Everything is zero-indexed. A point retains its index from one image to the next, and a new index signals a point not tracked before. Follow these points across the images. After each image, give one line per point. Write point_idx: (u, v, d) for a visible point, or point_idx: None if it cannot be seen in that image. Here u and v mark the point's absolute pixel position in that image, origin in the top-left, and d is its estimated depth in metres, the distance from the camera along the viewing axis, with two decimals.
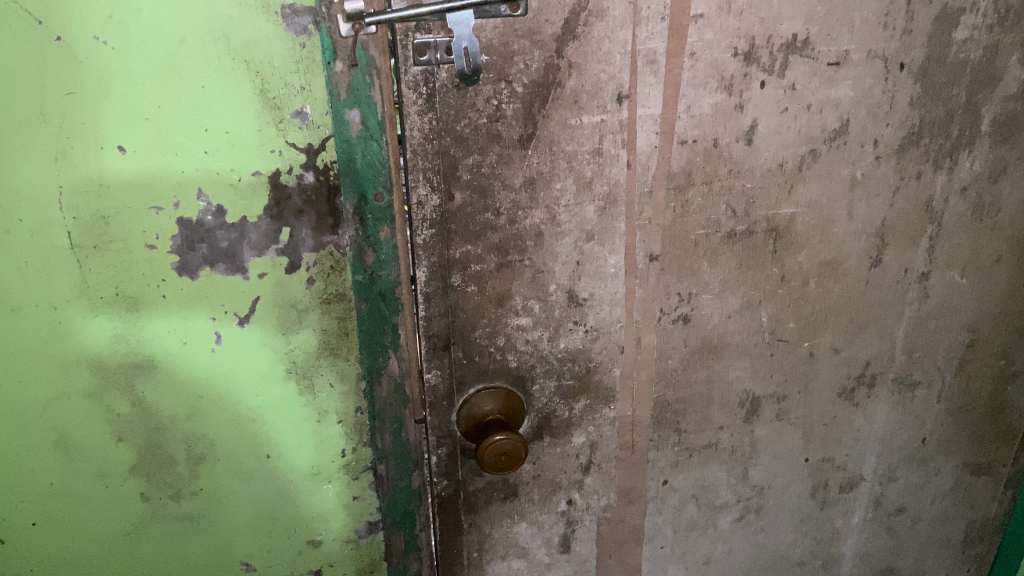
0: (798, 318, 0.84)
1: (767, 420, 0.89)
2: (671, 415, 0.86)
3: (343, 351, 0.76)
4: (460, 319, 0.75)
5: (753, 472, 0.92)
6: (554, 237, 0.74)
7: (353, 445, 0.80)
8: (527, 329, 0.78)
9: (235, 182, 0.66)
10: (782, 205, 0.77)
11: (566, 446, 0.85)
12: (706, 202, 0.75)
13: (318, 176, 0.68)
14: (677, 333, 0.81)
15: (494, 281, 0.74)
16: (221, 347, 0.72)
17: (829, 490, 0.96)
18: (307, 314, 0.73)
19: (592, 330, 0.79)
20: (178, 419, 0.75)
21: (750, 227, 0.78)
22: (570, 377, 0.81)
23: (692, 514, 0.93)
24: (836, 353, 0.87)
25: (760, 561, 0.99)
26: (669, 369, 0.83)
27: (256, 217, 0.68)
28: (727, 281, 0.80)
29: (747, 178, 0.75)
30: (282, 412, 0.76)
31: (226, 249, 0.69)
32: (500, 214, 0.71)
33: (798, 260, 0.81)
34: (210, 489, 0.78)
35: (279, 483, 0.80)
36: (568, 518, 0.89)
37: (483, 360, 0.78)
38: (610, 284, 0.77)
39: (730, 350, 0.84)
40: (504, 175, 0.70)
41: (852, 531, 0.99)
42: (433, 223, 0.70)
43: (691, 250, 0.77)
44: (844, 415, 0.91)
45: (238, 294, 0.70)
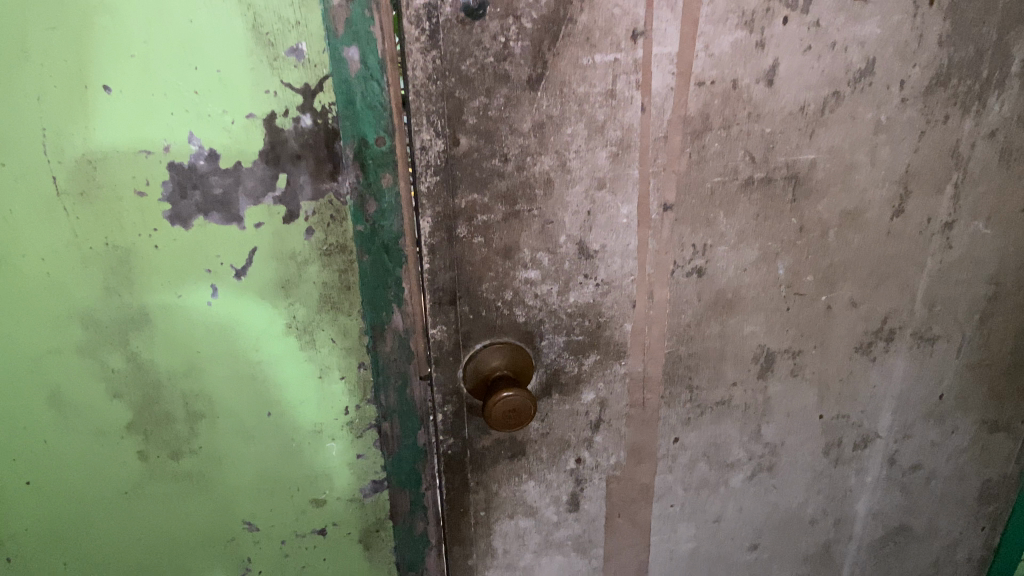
0: (815, 270, 0.81)
1: (782, 376, 0.87)
2: (684, 371, 0.84)
3: (345, 306, 0.72)
4: (466, 272, 0.72)
5: (767, 429, 0.90)
6: (564, 186, 0.70)
7: (356, 403, 0.77)
8: (536, 282, 0.74)
9: (229, 126, 0.63)
10: (802, 150, 0.74)
11: (576, 403, 0.82)
12: (723, 147, 0.72)
13: (315, 120, 0.65)
14: (692, 286, 0.78)
15: (501, 232, 0.71)
16: (218, 301, 0.69)
17: (844, 448, 0.93)
18: (307, 267, 0.70)
19: (603, 284, 0.76)
20: (175, 375, 0.72)
21: (769, 174, 0.74)
22: (579, 332, 0.79)
23: (703, 472, 0.91)
24: (855, 307, 0.84)
25: (772, 520, 0.97)
26: (683, 324, 0.81)
27: (251, 163, 0.65)
28: (744, 232, 0.77)
29: (766, 123, 0.71)
30: (282, 367, 0.74)
31: (221, 196, 0.65)
32: (508, 160, 0.68)
33: (817, 209, 0.78)
34: (210, 447, 0.76)
35: (280, 440, 0.77)
36: (577, 477, 0.87)
37: (490, 315, 0.75)
38: (622, 235, 0.74)
39: (745, 304, 0.81)
40: (512, 119, 0.66)
41: (865, 489, 0.97)
42: (438, 170, 0.67)
43: (707, 199, 0.74)
44: (861, 371, 0.88)
45: (234, 245, 0.67)
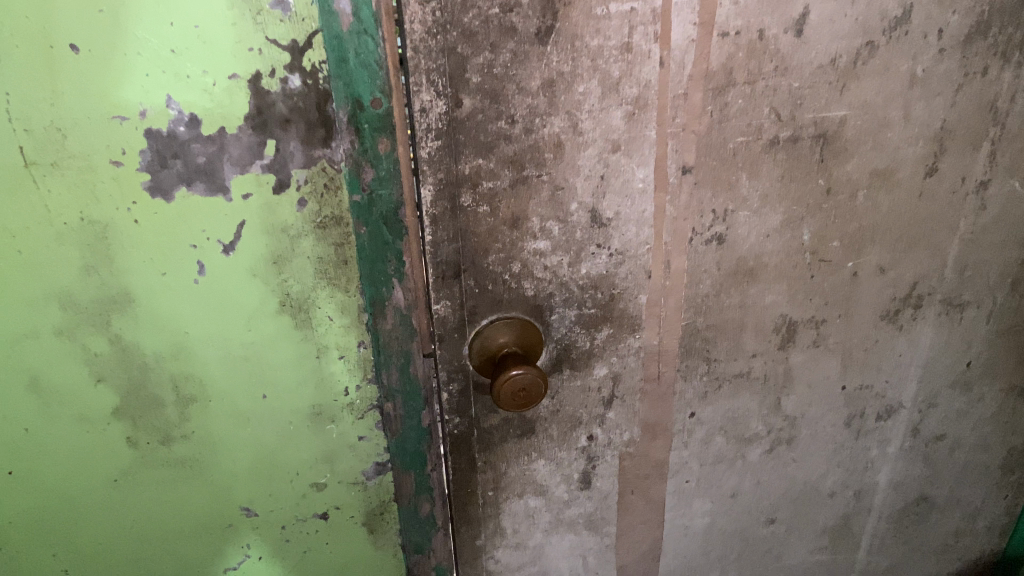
0: (842, 235, 0.76)
1: (804, 346, 0.82)
2: (701, 344, 0.79)
3: (342, 282, 0.67)
4: (471, 243, 0.68)
5: (787, 402, 0.86)
6: (575, 149, 0.65)
7: (357, 383, 0.73)
8: (545, 253, 0.70)
9: (210, 88, 0.57)
10: (832, 106, 0.69)
11: (588, 379, 0.78)
12: (747, 104, 0.67)
13: (305, 80, 0.59)
14: (711, 254, 0.74)
15: (509, 200, 0.66)
16: (205, 278, 0.64)
17: (866, 419, 0.89)
18: (299, 241, 0.65)
19: (617, 254, 0.72)
20: (163, 357, 0.67)
21: (795, 133, 0.69)
22: (591, 305, 0.74)
23: (720, 447, 0.87)
24: (882, 273, 0.79)
25: (790, 494, 0.93)
26: (701, 295, 0.76)
27: (236, 128, 0.59)
28: (767, 196, 0.72)
29: (794, 76, 0.66)
30: (277, 348, 0.69)
31: (205, 165, 0.60)
32: (515, 122, 0.63)
33: (846, 170, 0.72)
34: (203, 433, 0.71)
35: (278, 424, 0.72)
36: (589, 454, 0.83)
37: (497, 289, 0.71)
38: (637, 201, 0.69)
39: (766, 272, 0.76)
40: (519, 77, 0.61)
41: (887, 460, 0.94)
42: (439, 134, 0.62)
43: (729, 160, 0.69)
44: (887, 339, 0.84)
45: (221, 218, 0.62)
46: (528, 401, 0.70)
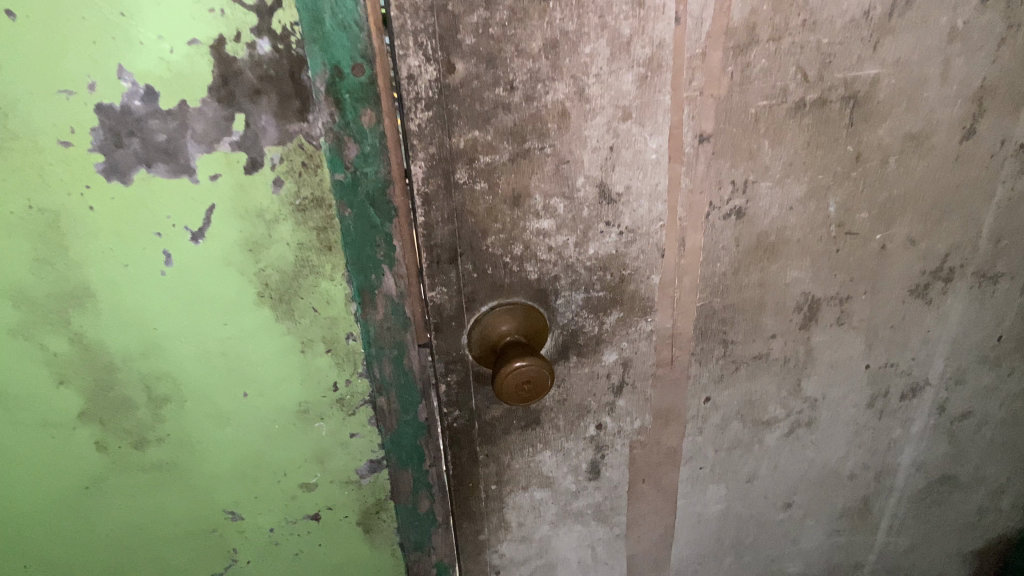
0: (871, 205, 0.70)
1: (827, 325, 0.76)
2: (717, 325, 0.74)
3: (326, 270, 0.61)
4: (468, 224, 0.62)
5: (807, 384, 0.80)
6: (581, 118, 0.59)
7: (346, 377, 0.66)
8: (550, 234, 0.64)
9: (167, 56, 0.50)
10: (863, 64, 0.62)
11: (596, 366, 0.73)
12: (771, 64, 0.60)
13: (275, 45, 0.51)
14: (729, 230, 0.68)
15: (508, 176, 0.60)
16: (173, 269, 0.57)
17: (890, 399, 0.84)
18: (277, 225, 0.58)
19: (627, 232, 0.66)
20: (131, 356, 0.60)
21: (824, 95, 0.63)
22: (600, 288, 0.68)
23: (736, 432, 0.82)
24: (912, 246, 0.73)
25: (809, 478, 0.88)
26: (718, 274, 0.70)
27: (199, 102, 0.52)
28: (791, 165, 0.66)
29: (824, 32, 0.59)
30: (257, 342, 0.62)
31: (166, 144, 0.53)
32: (514, 89, 0.56)
33: (877, 135, 0.66)
34: (180, 435, 0.65)
35: (262, 423, 0.66)
36: (598, 444, 0.78)
37: (497, 273, 0.65)
38: (649, 173, 0.63)
39: (789, 248, 0.70)
40: (518, 37, 0.54)
41: (910, 440, 0.89)
42: (430, 104, 0.55)
43: (750, 127, 0.63)
44: (915, 315, 0.78)
45: (188, 202, 0.55)
46: (534, 394, 0.64)
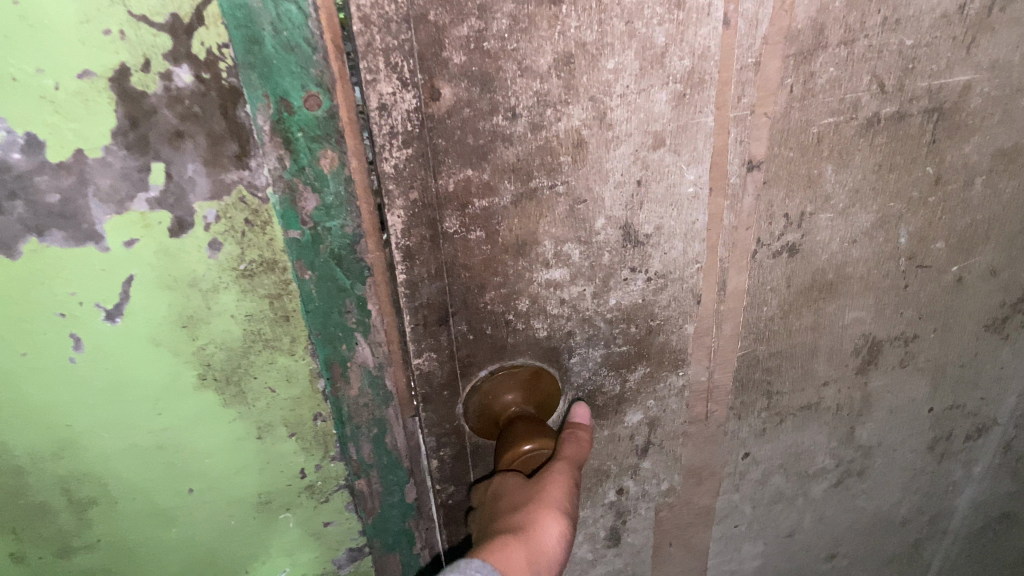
0: (949, 233, 0.57)
1: (888, 367, 0.65)
2: (761, 376, 0.62)
3: (284, 344, 0.49)
4: (460, 280, 0.50)
5: (861, 432, 0.69)
6: (602, 148, 0.46)
7: (316, 463, 0.55)
8: (563, 284, 0.52)
9: (51, 94, 0.37)
10: (953, 69, 0.49)
11: (617, 428, 0.61)
12: (841, 73, 0.47)
13: (199, 74, 0.39)
14: (780, 269, 0.55)
15: (511, 221, 0.48)
16: (85, 356, 0.45)
17: (953, 441, 0.73)
18: (217, 295, 0.45)
19: (656, 278, 0.53)
20: (41, 459, 0.48)
21: (903, 108, 0.50)
22: (622, 342, 0.56)
23: (778, 485, 0.71)
24: (993, 276, 0.61)
25: (856, 526, 0.78)
26: (763, 319, 0.58)
27: (102, 150, 0.39)
28: (857, 192, 0.53)
29: (908, 30, 0.46)
30: (202, 432, 0.50)
31: (60, 206, 0.40)
32: (516, 116, 0.44)
33: (963, 152, 0.53)
34: (113, 538, 0.54)
35: (215, 519, 0.55)
36: (618, 509, 0.67)
37: (498, 333, 0.53)
38: (685, 210, 0.50)
39: (849, 285, 0.58)
40: (522, 53, 0.42)
41: (971, 481, 0.78)
42: (409, 140, 0.43)
43: (811, 149, 0.50)
44: (988, 352, 0.67)
45: (97, 276, 0.42)
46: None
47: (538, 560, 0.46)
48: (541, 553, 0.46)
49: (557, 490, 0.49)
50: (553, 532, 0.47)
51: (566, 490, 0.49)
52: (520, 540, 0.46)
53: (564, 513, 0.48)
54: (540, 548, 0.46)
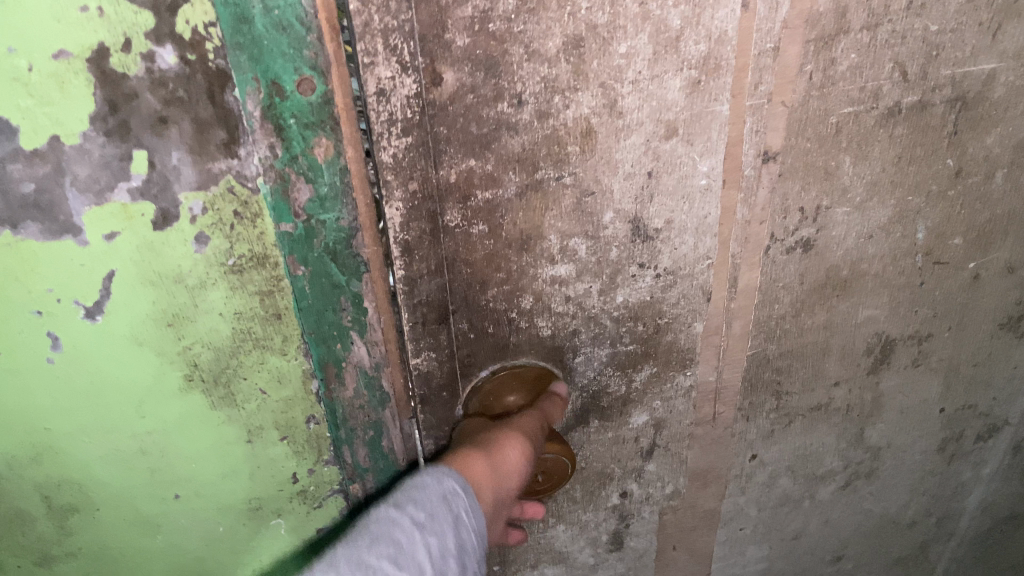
0: (967, 229, 0.55)
1: (901, 367, 0.63)
2: (771, 376, 0.60)
3: (275, 343, 0.46)
4: (461, 276, 0.47)
5: (871, 433, 0.67)
6: (611, 137, 0.44)
7: (309, 467, 0.53)
8: (569, 281, 0.49)
9: (24, 76, 0.34)
10: (979, 57, 0.47)
11: (622, 430, 0.59)
12: (863, 60, 0.45)
13: (184, 55, 0.36)
14: (793, 265, 0.53)
15: (516, 215, 0.45)
16: (63, 357, 0.42)
17: (963, 441, 0.71)
18: (204, 293, 0.42)
19: (665, 275, 0.51)
20: (19, 463, 0.46)
21: (925, 97, 0.47)
22: (629, 341, 0.54)
23: (785, 488, 0.69)
24: (1011, 273, 0.59)
25: (863, 529, 0.76)
26: (774, 318, 0.56)
27: (79, 137, 0.36)
28: (875, 185, 0.51)
29: (933, 15, 0.44)
30: (188, 436, 0.48)
31: (35, 196, 0.37)
32: (522, 103, 0.41)
33: (985, 144, 0.51)
34: (95, 546, 0.51)
35: (202, 526, 0.53)
36: (621, 513, 0.65)
37: (500, 332, 0.51)
38: (697, 204, 0.48)
39: (864, 282, 0.56)
40: (529, 35, 0.39)
41: (980, 483, 0.76)
42: (409, 128, 0.41)
43: (829, 140, 0.48)
44: (1002, 351, 0.65)
45: (75, 272, 0.39)
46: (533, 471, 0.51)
47: (498, 474, 0.44)
48: (506, 472, 0.44)
49: (526, 426, 0.48)
50: (516, 454, 0.45)
51: (530, 429, 0.48)
52: (483, 458, 0.44)
53: (529, 445, 0.46)
54: (502, 465, 0.44)
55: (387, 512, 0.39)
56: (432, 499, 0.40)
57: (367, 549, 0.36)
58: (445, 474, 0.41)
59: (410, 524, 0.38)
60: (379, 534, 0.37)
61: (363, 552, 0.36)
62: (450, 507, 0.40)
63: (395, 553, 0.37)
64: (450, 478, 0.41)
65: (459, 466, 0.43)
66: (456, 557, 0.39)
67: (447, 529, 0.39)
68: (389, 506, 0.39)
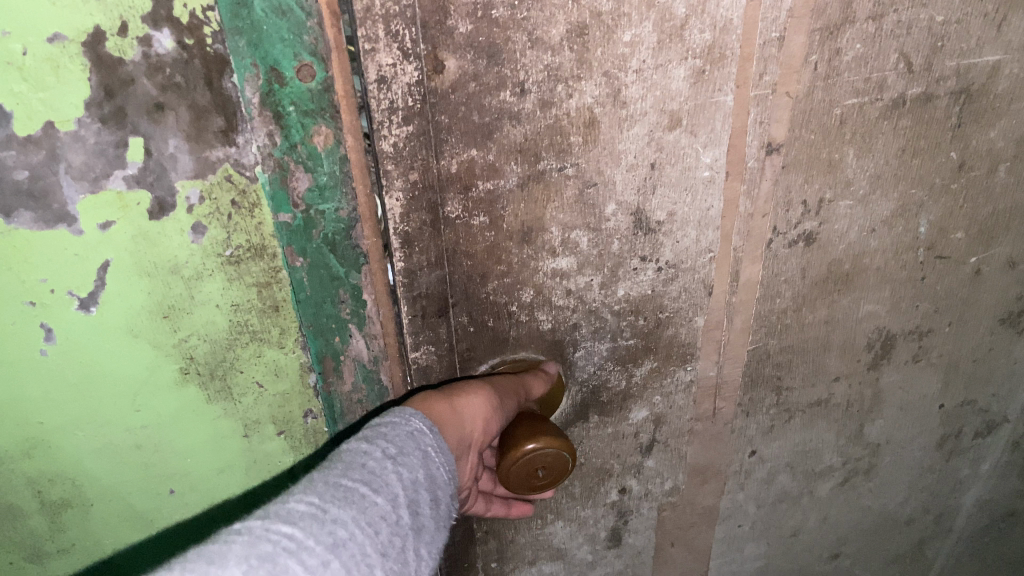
0: (969, 223, 0.55)
1: (901, 362, 0.62)
2: (772, 371, 0.59)
3: (273, 336, 0.45)
4: (462, 269, 0.46)
5: (870, 429, 0.67)
6: (615, 128, 0.43)
7: (306, 462, 0.52)
8: (570, 274, 0.49)
9: (18, 60, 0.33)
10: (983, 48, 0.46)
11: (621, 425, 0.58)
12: (868, 50, 0.44)
13: (182, 39, 0.35)
14: (795, 259, 0.53)
15: (517, 206, 0.45)
16: (56, 349, 0.41)
17: (962, 438, 0.71)
18: (201, 284, 0.42)
19: (667, 268, 0.51)
20: (11, 458, 0.45)
21: (930, 89, 0.47)
22: (630, 335, 0.53)
23: (784, 485, 0.69)
24: (1011, 268, 0.59)
25: (861, 526, 0.76)
26: (775, 312, 0.56)
27: (74, 123, 0.36)
28: (878, 177, 0.50)
29: (938, 5, 0.44)
30: (183, 430, 0.47)
31: (29, 184, 0.36)
32: (524, 92, 0.41)
33: (988, 138, 0.51)
34: (88, 543, 0.50)
35: (197, 522, 0.52)
36: (620, 509, 0.65)
37: (500, 325, 0.50)
38: (700, 196, 0.48)
39: (866, 277, 0.55)
40: (533, 22, 0.39)
41: (978, 479, 0.76)
42: (410, 117, 0.40)
43: (833, 132, 0.47)
44: (1002, 346, 0.64)
45: (70, 262, 0.39)
46: (529, 466, 0.49)
47: (457, 420, 0.45)
48: (463, 418, 0.45)
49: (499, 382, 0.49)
50: (477, 406, 0.46)
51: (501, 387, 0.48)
52: (445, 403, 0.45)
53: (494, 396, 0.47)
54: (461, 412, 0.45)
55: (357, 445, 0.38)
56: (400, 434, 0.40)
57: (341, 473, 0.35)
58: (414, 414, 0.42)
59: (381, 454, 0.37)
60: (351, 461, 0.37)
61: (338, 475, 0.35)
62: (417, 443, 0.40)
63: (370, 477, 0.36)
64: (417, 419, 0.41)
65: (420, 408, 0.44)
66: (425, 487, 0.38)
67: (416, 461, 0.39)
68: (359, 439, 0.39)
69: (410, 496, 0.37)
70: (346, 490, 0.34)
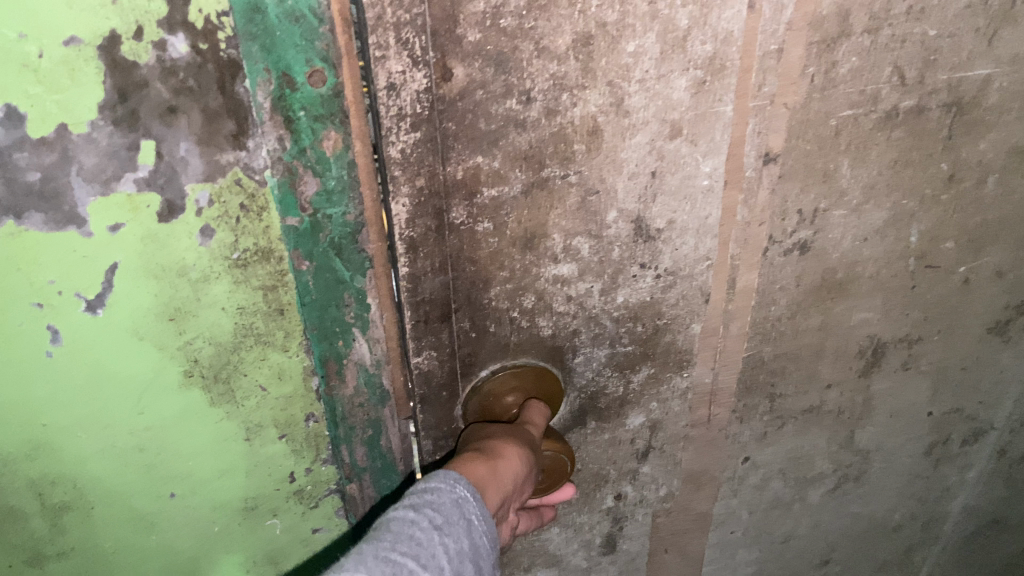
0: (959, 233, 0.56)
1: (891, 370, 0.63)
2: (766, 378, 0.60)
3: (278, 339, 0.46)
4: (465, 274, 0.47)
5: (861, 435, 0.68)
6: (617, 136, 0.44)
7: (306, 466, 0.53)
8: (571, 280, 0.49)
9: (34, 63, 0.34)
10: (974, 62, 0.48)
11: (618, 431, 0.59)
12: (863, 63, 0.45)
13: (196, 44, 0.36)
14: (791, 267, 0.54)
15: (521, 212, 0.45)
16: (62, 351, 0.41)
17: (950, 445, 0.72)
18: (207, 286, 0.42)
19: (665, 275, 0.51)
20: (13, 460, 0.45)
21: (922, 101, 0.48)
22: (628, 342, 0.54)
23: (776, 492, 0.69)
24: (999, 278, 0.60)
25: (851, 532, 0.77)
26: (770, 319, 0.56)
27: (88, 125, 0.36)
28: (872, 187, 0.51)
29: (932, 20, 0.45)
30: (185, 432, 0.47)
31: (41, 185, 0.37)
32: (530, 100, 0.42)
33: (977, 150, 0.52)
34: (88, 546, 0.50)
35: (197, 526, 0.52)
36: (615, 515, 0.65)
37: (501, 331, 0.50)
38: (699, 205, 0.48)
39: (859, 285, 0.57)
40: (540, 32, 0.39)
41: (965, 486, 0.77)
42: (418, 123, 0.40)
43: (829, 142, 0.48)
44: (989, 355, 0.66)
45: (79, 264, 0.39)
46: None
47: (500, 482, 0.42)
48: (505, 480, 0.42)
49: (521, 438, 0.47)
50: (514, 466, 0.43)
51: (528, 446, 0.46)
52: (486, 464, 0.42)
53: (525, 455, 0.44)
54: (502, 472, 0.42)
55: (403, 513, 0.36)
56: (445, 502, 0.37)
57: (388, 547, 0.34)
58: (458, 480, 0.39)
59: (427, 525, 0.36)
60: (398, 533, 0.35)
61: (387, 549, 0.34)
62: (463, 512, 0.38)
63: (417, 550, 0.34)
64: (461, 485, 0.39)
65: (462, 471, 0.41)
66: (470, 558, 0.37)
67: (461, 531, 0.37)
68: (406, 507, 0.37)
69: (456, 569, 0.35)
70: (395, 565, 0.33)
